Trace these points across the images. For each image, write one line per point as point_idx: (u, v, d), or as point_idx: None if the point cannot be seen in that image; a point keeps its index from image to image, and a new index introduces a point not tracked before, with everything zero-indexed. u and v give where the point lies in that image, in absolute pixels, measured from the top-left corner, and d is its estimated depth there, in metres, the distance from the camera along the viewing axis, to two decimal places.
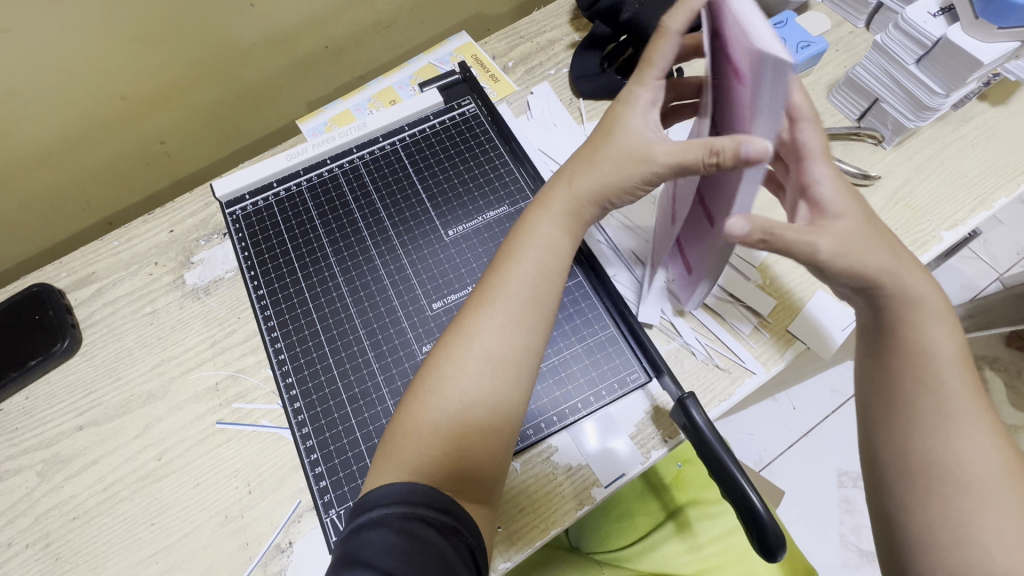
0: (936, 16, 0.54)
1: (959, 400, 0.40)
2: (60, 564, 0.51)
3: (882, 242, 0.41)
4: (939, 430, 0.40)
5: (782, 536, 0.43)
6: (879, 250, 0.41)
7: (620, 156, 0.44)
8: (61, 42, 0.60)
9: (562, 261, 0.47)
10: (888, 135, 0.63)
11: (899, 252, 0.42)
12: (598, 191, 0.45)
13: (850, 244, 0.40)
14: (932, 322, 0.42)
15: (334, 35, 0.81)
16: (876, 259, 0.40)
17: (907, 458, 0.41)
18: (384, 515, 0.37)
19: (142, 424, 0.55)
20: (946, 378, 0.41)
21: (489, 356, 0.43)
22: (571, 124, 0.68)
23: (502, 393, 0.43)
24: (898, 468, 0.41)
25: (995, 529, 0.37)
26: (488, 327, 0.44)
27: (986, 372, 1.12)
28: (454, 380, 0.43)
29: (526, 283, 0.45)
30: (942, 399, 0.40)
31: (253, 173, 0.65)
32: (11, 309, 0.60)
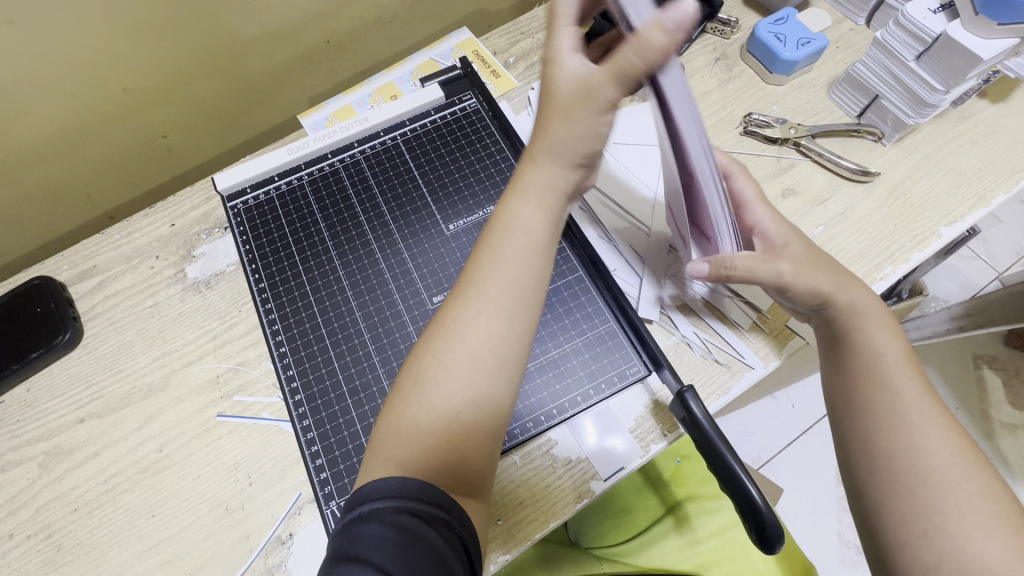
0: (936, 12, 0.54)
1: (913, 400, 0.42)
2: (61, 554, 0.51)
3: (829, 267, 0.46)
4: (898, 425, 0.41)
5: (780, 527, 0.43)
6: (825, 272, 0.45)
7: (572, 116, 0.41)
8: (64, 34, 0.60)
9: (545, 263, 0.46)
10: (888, 131, 0.63)
11: (843, 271, 0.46)
12: (559, 152, 0.43)
13: (804, 266, 0.45)
14: (876, 327, 0.44)
15: (335, 29, 0.82)
16: (824, 279, 0.45)
17: (875, 450, 0.41)
18: (378, 509, 0.38)
19: (144, 416, 0.56)
20: (897, 376, 0.42)
21: (476, 349, 0.43)
22: None
23: (498, 385, 0.43)
24: (866, 459, 0.42)
25: (985, 536, 0.37)
26: (480, 317, 0.43)
27: (984, 371, 1.12)
28: (448, 373, 0.42)
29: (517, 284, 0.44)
30: (897, 397, 0.42)
31: (254, 166, 0.65)
32: (13, 300, 0.60)
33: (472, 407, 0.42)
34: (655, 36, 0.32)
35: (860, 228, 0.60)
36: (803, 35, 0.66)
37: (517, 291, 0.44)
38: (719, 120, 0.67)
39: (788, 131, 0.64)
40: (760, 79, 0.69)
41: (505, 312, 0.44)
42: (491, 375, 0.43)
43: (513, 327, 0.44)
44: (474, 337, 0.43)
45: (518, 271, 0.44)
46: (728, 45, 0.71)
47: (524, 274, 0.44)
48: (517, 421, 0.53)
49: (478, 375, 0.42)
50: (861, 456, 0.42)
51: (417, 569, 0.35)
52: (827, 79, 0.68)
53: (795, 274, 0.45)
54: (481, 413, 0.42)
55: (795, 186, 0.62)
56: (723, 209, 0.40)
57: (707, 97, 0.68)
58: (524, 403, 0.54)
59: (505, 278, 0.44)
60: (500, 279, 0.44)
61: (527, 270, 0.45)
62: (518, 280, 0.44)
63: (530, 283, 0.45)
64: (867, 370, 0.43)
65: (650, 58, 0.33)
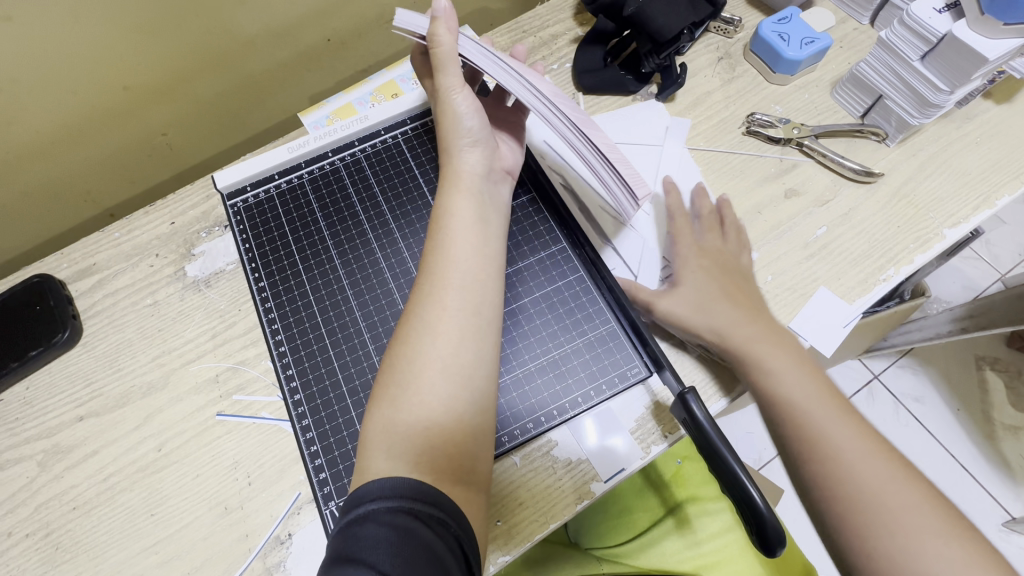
0: (941, 12, 0.53)
1: (834, 434, 0.45)
2: (60, 553, 0.51)
3: (729, 306, 0.52)
4: (832, 461, 0.44)
5: (781, 529, 0.42)
6: (724, 313, 0.52)
7: (439, 109, 0.53)
8: (64, 32, 0.59)
9: (483, 240, 0.50)
10: (891, 132, 0.63)
11: (742, 311, 0.52)
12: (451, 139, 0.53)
13: (702, 307, 0.53)
14: (776, 366, 0.49)
15: (337, 27, 0.81)
16: (720, 317, 0.52)
17: (813, 452, 0.45)
18: (373, 509, 0.37)
19: (143, 415, 0.56)
20: (811, 413, 0.46)
21: (431, 323, 0.45)
22: None
23: (467, 355, 0.45)
24: (808, 469, 0.45)
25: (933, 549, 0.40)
26: (436, 292, 0.46)
27: (986, 372, 1.12)
28: (416, 353, 0.44)
29: (467, 267, 0.48)
30: (819, 435, 0.45)
31: (255, 164, 0.65)
32: (13, 298, 0.60)
33: (441, 377, 0.43)
34: (440, 27, 0.49)
35: (863, 230, 0.59)
36: (807, 34, 0.66)
37: (464, 264, 0.48)
38: (721, 120, 0.66)
39: (791, 132, 0.64)
40: (763, 79, 0.69)
41: (458, 286, 0.47)
42: (457, 348, 0.45)
43: (468, 300, 0.46)
44: (430, 312, 0.46)
45: (460, 247, 0.49)
46: (731, 44, 0.71)
47: (471, 249, 0.49)
48: (517, 423, 0.53)
49: (441, 347, 0.44)
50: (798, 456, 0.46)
51: (412, 565, 0.34)
52: (831, 78, 0.68)
53: (691, 312, 0.53)
54: (456, 388, 0.43)
55: (798, 186, 0.62)
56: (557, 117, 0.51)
57: (710, 96, 0.68)
58: (524, 404, 0.53)
59: (452, 255, 0.48)
60: (446, 258, 0.48)
61: (469, 245, 0.49)
62: (462, 256, 0.48)
63: (475, 256, 0.49)
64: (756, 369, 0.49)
65: (447, 40, 0.49)
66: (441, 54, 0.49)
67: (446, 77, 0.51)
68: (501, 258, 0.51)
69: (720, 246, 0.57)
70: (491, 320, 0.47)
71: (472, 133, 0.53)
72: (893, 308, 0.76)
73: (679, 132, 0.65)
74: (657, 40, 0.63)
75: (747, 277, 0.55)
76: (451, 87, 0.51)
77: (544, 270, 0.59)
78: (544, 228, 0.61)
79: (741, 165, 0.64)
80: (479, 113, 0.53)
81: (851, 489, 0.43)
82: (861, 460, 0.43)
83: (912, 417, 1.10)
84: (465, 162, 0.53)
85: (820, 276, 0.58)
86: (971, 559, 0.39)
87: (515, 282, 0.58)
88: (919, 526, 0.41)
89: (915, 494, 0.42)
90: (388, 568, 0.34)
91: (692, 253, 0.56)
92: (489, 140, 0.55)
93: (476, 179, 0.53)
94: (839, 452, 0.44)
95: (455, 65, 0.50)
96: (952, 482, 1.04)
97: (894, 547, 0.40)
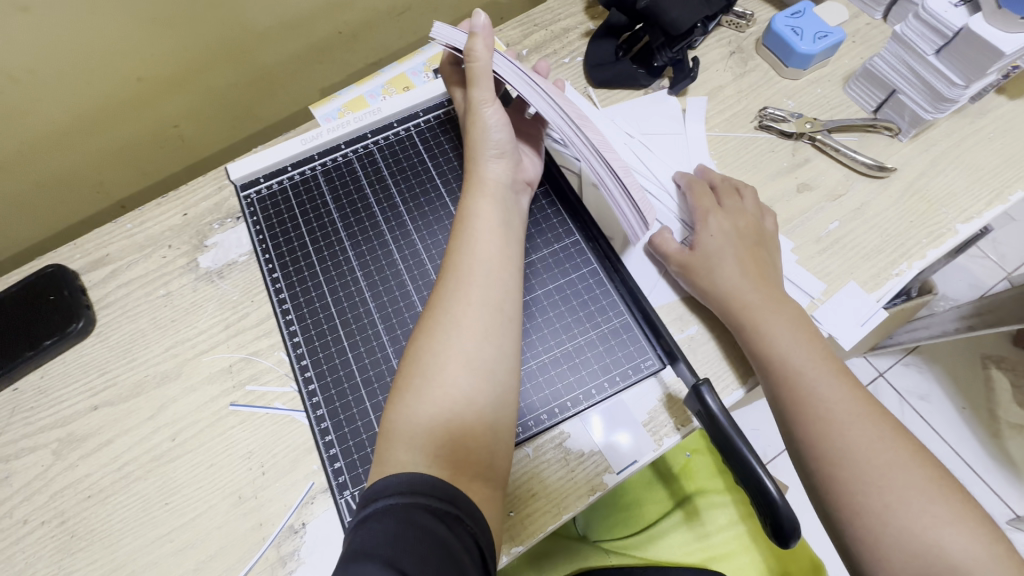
0: (957, 6, 0.53)
1: (834, 400, 0.46)
2: (75, 541, 0.51)
3: (736, 263, 0.53)
4: (832, 428, 0.45)
5: (796, 522, 0.42)
6: (732, 269, 0.53)
7: (469, 122, 0.56)
8: (80, 21, 0.59)
9: (502, 240, 0.51)
10: (905, 127, 0.63)
11: (747, 267, 0.53)
12: (480, 146, 0.55)
13: (707, 261, 0.54)
14: (775, 327, 0.50)
15: (348, 20, 0.81)
16: (726, 277, 0.53)
17: (804, 411, 0.46)
18: (389, 506, 0.37)
19: (156, 405, 0.56)
20: (807, 376, 0.47)
21: (455, 318, 0.46)
22: (588, 108, 0.67)
23: (489, 348, 0.45)
24: (802, 435, 0.46)
25: (921, 514, 0.40)
26: (458, 287, 0.47)
27: (993, 371, 1.12)
28: (440, 346, 0.45)
29: (488, 263, 0.49)
30: (821, 403, 0.46)
31: (268, 156, 0.65)
32: (27, 287, 0.60)
33: (463, 369, 0.44)
34: (479, 44, 0.51)
35: (876, 224, 0.59)
36: (820, 29, 0.66)
37: (486, 261, 0.49)
38: (733, 114, 0.66)
39: (804, 125, 0.64)
40: (776, 74, 0.69)
41: (480, 281, 0.48)
42: (477, 343, 0.45)
43: (489, 294, 0.47)
44: (454, 307, 0.46)
45: (484, 245, 0.50)
46: (743, 38, 0.71)
47: (493, 247, 0.50)
48: (531, 414, 0.53)
49: (467, 342, 0.45)
50: (789, 412, 0.47)
51: (426, 563, 0.34)
52: (843, 74, 0.68)
53: (698, 266, 0.54)
54: (478, 381, 0.44)
55: (811, 180, 0.62)
56: (572, 133, 0.52)
57: (722, 90, 0.68)
58: (537, 396, 0.53)
59: (475, 253, 0.49)
60: (471, 255, 0.49)
61: (494, 246, 0.50)
62: (485, 252, 0.49)
63: (498, 256, 0.50)
64: (754, 329, 0.50)
65: (484, 55, 0.52)
66: (476, 69, 0.52)
67: (479, 92, 0.54)
68: (520, 256, 0.52)
69: (743, 209, 0.57)
70: (511, 313, 0.48)
71: (499, 145, 0.55)
72: (902, 304, 0.76)
73: (698, 111, 0.66)
74: (671, 33, 0.62)
75: (766, 246, 0.56)
76: (482, 100, 0.54)
77: (557, 263, 0.59)
78: (557, 221, 0.61)
79: (753, 159, 0.64)
80: (507, 126, 0.55)
81: (844, 450, 0.44)
82: (850, 420, 0.45)
83: (917, 415, 1.10)
84: (491, 172, 0.54)
85: (833, 270, 0.58)
86: (956, 518, 0.40)
87: (529, 275, 0.58)
88: (907, 486, 0.42)
89: (923, 467, 0.43)
90: (403, 565, 0.33)
91: (714, 214, 0.57)
92: (514, 153, 0.56)
93: (502, 188, 0.54)
94: (829, 409, 0.45)
95: (488, 80, 0.53)
96: (958, 480, 1.04)
97: (879, 504, 0.41)
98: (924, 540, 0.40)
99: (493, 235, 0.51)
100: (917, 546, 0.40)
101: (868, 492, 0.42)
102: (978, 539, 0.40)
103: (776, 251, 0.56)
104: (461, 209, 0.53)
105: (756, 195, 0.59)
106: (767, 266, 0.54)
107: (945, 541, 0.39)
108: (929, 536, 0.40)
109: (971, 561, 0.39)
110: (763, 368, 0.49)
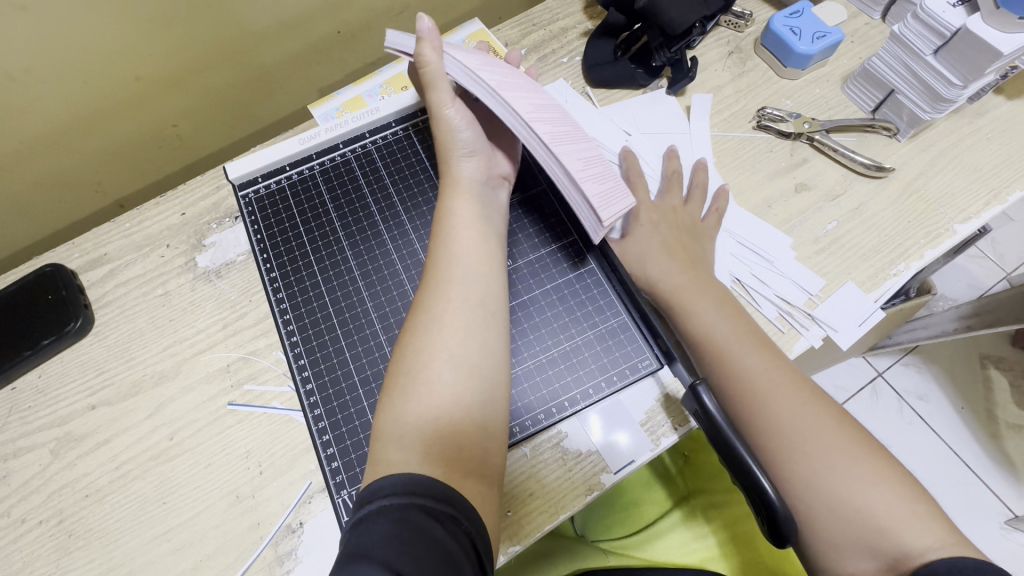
0: (955, 6, 0.53)
1: (760, 375, 0.47)
2: (73, 540, 0.51)
3: (665, 253, 0.55)
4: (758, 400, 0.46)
5: (792, 520, 0.41)
6: (662, 260, 0.55)
7: (434, 123, 0.55)
8: (78, 20, 0.59)
9: (487, 239, 0.51)
10: (903, 127, 0.63)
11: (678, 255, 0.55)
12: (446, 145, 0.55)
13: (641, 252, 0.57)
14: (702, 310, 0.51)
15: (347, 20, 0.81)
16: (657, 267, 0.55)
17: (731, 384, 0.48)
18: (385, 506, 0.37)
19: (155, 404, 0.56)
20: (736, 357, 0.48)
21: (437, 316, 0.46)
22: (586, 108, 0.67)
23: (473, 344, 0.45)
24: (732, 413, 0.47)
25: (845, 474, 0.42)
26: (441, 287, 0.47)
27: (991, 372, 1.12)
28: (425, 344, 0.45)
29: (470, 261, 0.49)
30: (746, 380, 0.47)
31: (265, 156, 0.65)
32: (25, 287, 0.60)
33: (447, 366, 0.44)
34: (427, 48, 0.50)
35: (873, 225, 0.59)
36: (819, 29, 0.66)
37: (465, 259, 0.49)
38: (732, 113, 0.66)
39: (802, 125, 0.64)
40: (774, 74, 0.69)
41: (460, 280, 0.48)
42: (464, 342, 0.45)
43: (470, 292, 0.47)
44: (436, 305, 0.46)
45: (464, 244, 0.50)
46: (742, 38, 0.71)
47: (473, 245, 0.50)
48: (528, 414, 0.53)
49: (449, 339, 0.45)
50: (720, 386, 0.49)
51: (422, 564, 0.33)
52: (842, 74, 0.68)
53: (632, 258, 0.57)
54: (463, 377, 0.44)
55: (808, 181, 0.62)
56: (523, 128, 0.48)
57: (721, 90, 0.68)
58: (535, 396, 0.53)
59: (455, 252, 0.49)
60: (449, 253, 0.49)
61: (472, 242, 0.50)
62: (464, 250, 0.49)
63: (477, 253, 0.50)
64: (681, 313, 0.52)
65: (434, 58, 0.50)
66: (428, 73, 0.51)
67: (437, 93, 0.52)
68: (502, 254, 0.52)
69: (677, 205, 0.60)
70: (497, 311, 0.48)
71: (468, 144, 0.55)
72: (900, 304, 0.76)
73: (703, 110, 0.66)
74: (668, 32, 0.62)
75: (698, 236, 0.58)
76: (442, 102, 0.53)
77: (553, 263, 0.59)
78: (554, 220, 0.61)
79: (751, 159, 0.64)
80: (473, 125, 0.55)
81: (768, 418, 0.45)
82: (775, 386, 0.46)
83: (916, 414, 1.10)
84: (464, 171, 0.55)
85: (831, 271, 0.58)
86: (878, 477, 0.42)
87: (519, 275, 0.59)
88: (829, 449, 0.43)
89: (841, 428, 0.44)
90: (398, 565, 0.33)
91: (645, 208, 0.59)
92: (486, 150, 0.56)
93: (476, 185, 0.54)
94: (755, 386, 0.47)
95: (444, 82, 0.52)
96: (956, 480, 1.04)
97: (809, 473, 0.43)
98: (857, 506, 0.41)
99: (470, 231, 0.51)
100: (846, 510, 0.41)
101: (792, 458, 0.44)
102: (904, 498, 0.41)
103: (709, 244, 0.58)
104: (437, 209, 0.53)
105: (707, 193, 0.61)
106: (697, 253, 0.56)
107: (873, 504, 0.41)
108: (857, 500, 0.41)
109: (895, 520, 0.40)
110: (692, 349, 0.51)
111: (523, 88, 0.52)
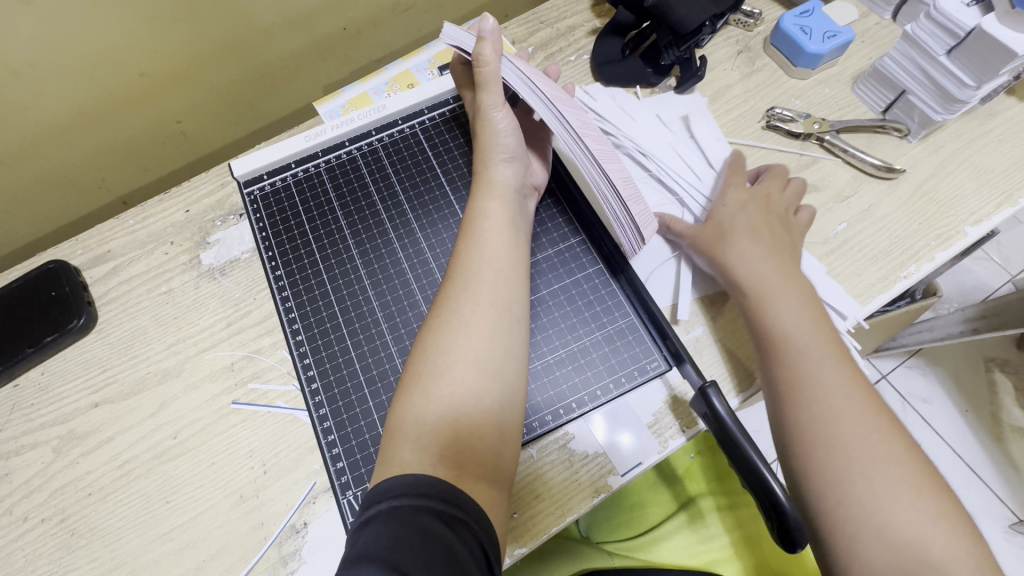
0: (969, 6, 0.53)
1: (833, 390, 0.44)
2: (76, 539, 0.51)
3: (757, 242, 0.52)
4: (823, 419, 0.44)
5: (803, 526, 0.41)
6: (753, 247, 0.52)
7: (478, 124, 0.55)
8: (83, 15, 0.59)
9: (510, 241, 0.50)
10: (914, 128, 0.62)
11: (767, 244, 0.52)
12: (490, 146, 0.54)
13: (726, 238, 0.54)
14: (786, 307, 0.48)
15: (353, 17, 0.81)
16: (745, 254, 0.52)
17: (799, 391, 0.45)
18: (395, 507, 0.36)
19: (158, 402, 0.55)
20: (811, 365, 0.46)
21: (465, 317, 0.45)
22: (628, 98, 0.67)
23: (498, 348, 0.45)
24: (795, 429, 0.45)
25: (911, 511, 0.40)
26: (469, 288, 0.47)
27: (996, 375, 1.11)
28: (449, 345, 0.44)
29: (496, 266, 0.48)
30: (822, 396, 0.44)
31: (270, 154, 0.65)
32: (29, 283, 0.60)
33: (472, 369, 0.43)
34: (486, 47, 0.50)
35: (885, 226, 0.59)
36: (829, 29, 0.65)
37: (495, 263, 0.49)
38: (741, 113, 0.66)
39: (811, 126, 0.63)
40: (784, 73, 0.68)
41: (491, 282, 0.47)
42: (489, 346, 0.45)
43: (499, 296, 0.47)
44: (464, 306, 0.46)
45: (493, 247, 0.49)
46: (751, 38, 0.70)
47: (501, 249, 0.49)
48: (536, 415, 0.53)
49: (475, 341, 0.45)
50: (786, 394, 0.46)
51: (430, 569, 0.33)
52: (852, 74, 0.67)
53: (717, 245, 0.54)
54: (486, 380, 0.44)
55: (818, 182, 0.62)
56: (572, 140, 0.49)
57: (729, 90, 0.67)
58: (541, 397, 0.53)
59: (484, 254, 0.49)
60: (480, 257, 0.49)
61: (501, 245, 0.50)
62: (493, 253, 0.49)
63: (506, 256, 0.49)
64: (760, 309, 0.49)
65: (492, 59, 0.50)
66: (484, 73, 0.51)
67: (489, 95, 0.52)
68: (529, 262, 0.52)
69: (773, 191, 0.56)
70: (520, 313, 0.48)
71: (509, 149, 0.54)
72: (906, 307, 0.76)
73: (699, 110, 0.65)
74: (677, 31, 0.61)
75: (789, 230, 0.55)
76: (491, 104, 0.53)
77: (562, 263, 0.59)
78: (564, 221, 0.61)
79: (762, 159, 0.63)
80: (516, 132, 0.55)
81: (832, 438, 0.43)
82: (846, 405, 0.44)
83: (920, 417, 1.09)
84: (500, 174, 0.54)
85: (864, 268, 0.57)
86: (939, 515, 0.40)
87: (533, 275, 0.58)
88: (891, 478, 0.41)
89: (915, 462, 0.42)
90: (406, 568, 0.33)
91: (737, 188, 0.57)
92: (523, 158, 0.56)
93: (510, 190, 0.54)
94: (826, 396, 0.44)
95: (498, 84, 0.52)
96: (963, 483, 1.03)
97: (867, 498, 0.41)
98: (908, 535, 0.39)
99: (494, 233, 0.50)
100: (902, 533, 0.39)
101: (854, 482, 0.41)
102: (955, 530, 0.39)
103: (800, 239, 0.55)
104: (469, 210, 0.52)
105: (801, 187, 0.58)
106: (787, 244, 0.53)
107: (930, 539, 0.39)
108: (914, 531, 0.39)
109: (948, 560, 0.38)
110: (764, 349, 0.49)
111: (572, 101, 0.53)
